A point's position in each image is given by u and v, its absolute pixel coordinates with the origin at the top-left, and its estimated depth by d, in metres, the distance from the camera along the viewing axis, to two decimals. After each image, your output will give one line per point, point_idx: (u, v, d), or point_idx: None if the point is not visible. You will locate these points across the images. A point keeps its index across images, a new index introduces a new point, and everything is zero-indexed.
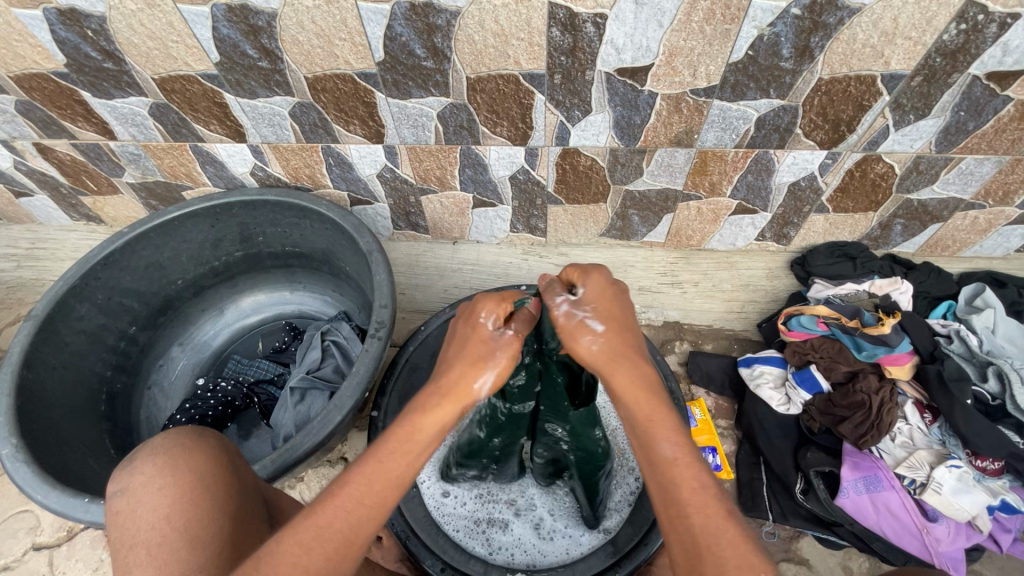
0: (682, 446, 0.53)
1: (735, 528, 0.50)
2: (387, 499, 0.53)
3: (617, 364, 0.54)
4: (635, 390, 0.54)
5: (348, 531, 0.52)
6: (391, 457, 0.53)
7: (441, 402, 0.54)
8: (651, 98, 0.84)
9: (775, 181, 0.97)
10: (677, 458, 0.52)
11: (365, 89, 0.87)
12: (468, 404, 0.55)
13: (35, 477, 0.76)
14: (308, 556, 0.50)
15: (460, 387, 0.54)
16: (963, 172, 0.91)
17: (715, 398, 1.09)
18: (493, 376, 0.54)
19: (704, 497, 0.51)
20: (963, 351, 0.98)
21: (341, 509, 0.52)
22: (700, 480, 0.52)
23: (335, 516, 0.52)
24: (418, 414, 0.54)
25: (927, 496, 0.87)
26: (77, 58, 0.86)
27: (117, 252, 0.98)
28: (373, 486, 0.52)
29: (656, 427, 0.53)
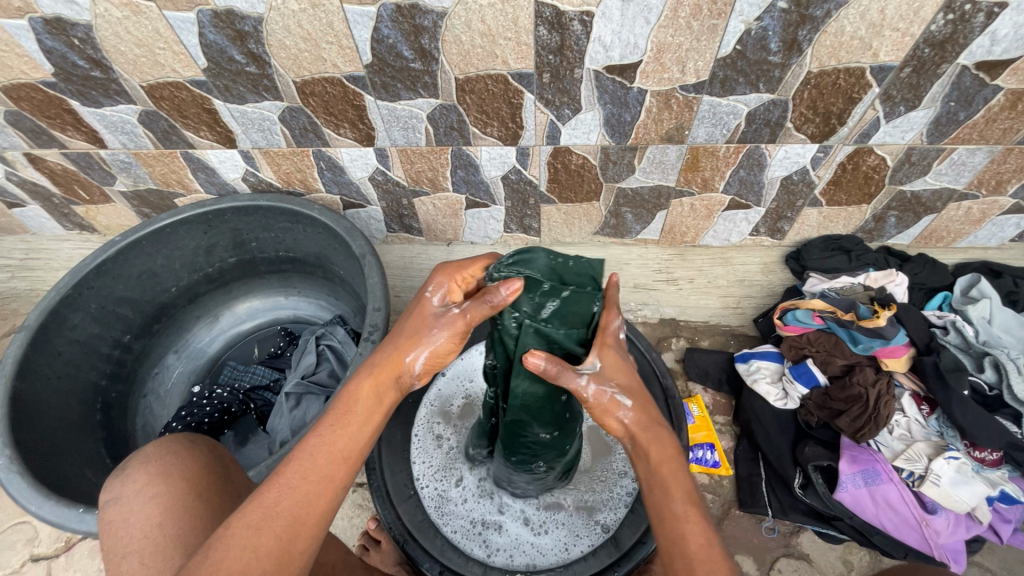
0: (692, 507, 0.56)
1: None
2: (336, 474, 0.56)
3: (647, 432, 0.61)
4: (658, 458, 0.59)
5: (295, 512, 0.53)
6: (336, 432, 0.57)
7: (377, 375, 0.60)
8: (640, 95, 0.84)
9: (768, 176, 0.97)
10: (688, 515, 0.55)
11: (354, 92, 0.87)
12: (404, 376, 0.61)
13: (29, 488, 0.75)
14: (259, 536, 0.51)
15: (395, 361, 0.60)
16: (955, 162, 0.91)
17: (713, 394, 1.12)
18: (426, 354, 0.59)
19: (711, 551, 0.53)
20: (959, 342, 0.98)
21: (285, 487, 0.54)
22: (706, 537, 0.54)
23: (281, 496, 0.53)
24: (358, 386, 0.60)
25: (925, 489, 0.86)
26: (64, 67, 0.85)
27: (110, 261, 0.97)
28: (316, 462, 0.55)
29: (674, 490, 0.57)
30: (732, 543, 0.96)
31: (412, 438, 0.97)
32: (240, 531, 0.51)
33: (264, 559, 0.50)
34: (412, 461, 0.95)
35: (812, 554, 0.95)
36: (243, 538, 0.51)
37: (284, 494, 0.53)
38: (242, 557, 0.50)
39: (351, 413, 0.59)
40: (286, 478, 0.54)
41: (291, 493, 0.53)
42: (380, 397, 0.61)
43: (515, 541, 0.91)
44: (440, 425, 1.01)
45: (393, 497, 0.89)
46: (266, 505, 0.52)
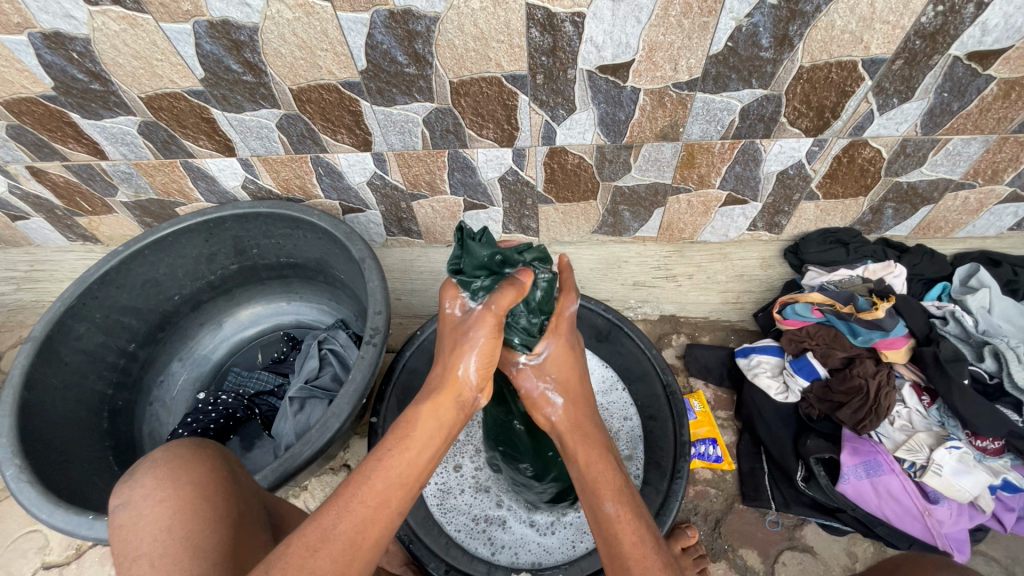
0: (624, 506, 0.59)
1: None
2: (392, 498, 0.55)
3: (585, 431, 0.67)
4: (592, 454, 0.64)
5: (352, 536, 0.52)
6: (401, 460, 0.56)
7: (437, 396, 0.61)
8: (634, 94, 0.84)
9: (764, 171, 0.97)
10: (620, 516, 0.58)
11: (350, 98, 0.87)
12: (462, 391, 0.61)
13: (38, 497, 0.76)
14: (317, 560, 0.50)
15: (449, 379, 0.61)
16: (950, 153, 0.91)
17: (715, 390, 1.12)
18: (476, 359, 0.60)
19: (642, 548, 0.56)
20: (958, 332, 0.98)
21: (342, 511, 0.52)
22: (642, 535, 0.57)
23: (338, 519, 0.52)
24: (418, 408, 0.60)
25: (927, 479, 0.87)
26: (64, 80, 0.86)
27: (113, 270, 0.98)
28: (376, 485, 0.54)
29: (609, 492, 0.60)
30: (736, 537, 0.96)
31: None
32: (299, 557, 0.50)
33: None
34: None
35: (816, 547, 0.95)
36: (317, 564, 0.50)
37: (344, 521, 0.52)
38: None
39: (411, 437, 0.58)
40: (349, 503, 0.53)
41: (353, 519, 0.52)
42: (438, 418, 0.60)
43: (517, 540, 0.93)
44: None
45: None
46: (324, 529, 0.51)
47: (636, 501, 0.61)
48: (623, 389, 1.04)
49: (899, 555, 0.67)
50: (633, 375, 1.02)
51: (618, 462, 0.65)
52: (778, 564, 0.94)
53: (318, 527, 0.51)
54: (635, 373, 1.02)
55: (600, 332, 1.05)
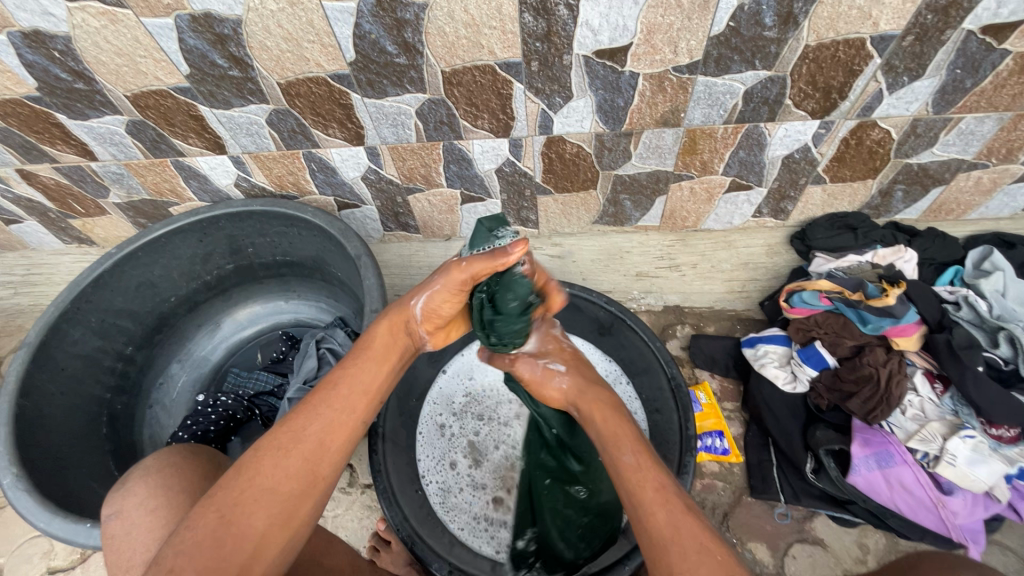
0: (644, 456, 0.63)
1: (695, 521, 0.57)
2: (353, 402, 0.65)
3: (602, 397, 0.73)
4: (607, 411, 0.71)
5: (322, 433, 0.62)
6: (361, 381, 0.68)
7: (391, 321, 0.73)
8: (632, 79, 0.81)
9: (769, 155, 0.94)
10: (640, 464, 0.63)
11: (340, 91, 0.85)
12: (410, 321, 0.73)
13: (37, 505, 0.76)
14: (289, 457, 0.59)
15: (401, 309, 0.73)
16: (963, 132, 0.88)
17: (721, 380, 1.11)
18: (428, 298, 0.71)
19: (664, 494, 0.60)
20: (972, 317, 0.95)
21: (315, 411, 0.64)
22: (664, 481, 0.61)
23: (311, 419, 0.63)
24: (372, 334, 0.73)
25: (940, 470, 0.84)
26: (47, 80, 0.84)
27: (105, 273, 0.97)
28: (341, 390, 0.66)
29: (628, 446, 0.65)
30: (745, 530, 0.95)
31: (416, 436, 0.98)
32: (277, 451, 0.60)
33: (299, 474, 0.59)
34: (417, 457, 0.96)
35: (825, 538, 0.94)
36: (285, 457, 0.59)
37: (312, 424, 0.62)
38: (279, 475, 0.59)
39: (371, 354, 0.71)
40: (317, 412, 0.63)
41: (322, 424, 0.62)
42: (393, 338, 0.72)
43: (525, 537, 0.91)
44: (444, 415, 1.02)
45: (399, 495, 0.87)
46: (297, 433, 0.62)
47: (653, 453, 0.65)
48: (628, 383, 1.00)
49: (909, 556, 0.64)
50: (636, 368, 1.00)
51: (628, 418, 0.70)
52: (787, 556, 0.93)
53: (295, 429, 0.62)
54: (639, 366, 1.00)
55: (602, 325, 1.03)
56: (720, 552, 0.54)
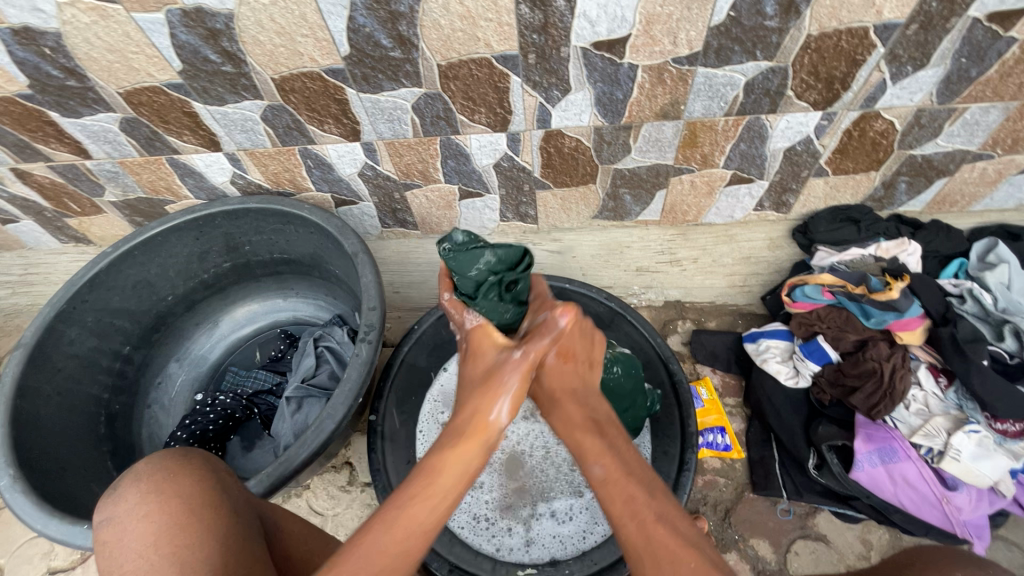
0: (614, 467, 0.56)
1: (669, 530, 0.52)
2: (414, 547, 0.49)
3: (585, 394, 0.64)
4: (582, 420, 0.61)
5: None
6: (443, 477, 0.52)
7: (465, 437, 0.55)
8: (631, 71, 0.80)
9: (770, 148, 0.93)
10: (607, 477, 0.56)
11: (335, 86, 0.84)
12: (492, 438, 0.56)
13: (34, 507, 0.75)
14: None
15: (479, 422, 0.55)
16: (968, 122, 0.86)
17: (722, 375, 1.09)
18: (510, 402, 0.57)
19: (637, 506, 0.54)
20: (976, 310, 0.94)
21: (370, 549, 0.48)
22: (634, 491, 0.54)
23: (365, 559, 0.48)
24: (443, 450, 0.54)
25: (945, 465, 0.83)
26: (39, 78, 0.83)
27: (101, 273, 0.96)
28: (409, 529, 0.49)
29: (597, 455, 0.57)
30: (747, 527, 0.94)
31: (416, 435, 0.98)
32: (360, 552, 0.48)
33: None
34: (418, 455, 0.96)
35: (829, 535, 0.93)
36: (378, 555, 0.48)
37: (405, 513, 0.50)
38: None
39: (438, 478, 0.52)
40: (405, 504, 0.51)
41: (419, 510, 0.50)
42: (467, 458, 0.54)
43: (533, 534, 0.90)
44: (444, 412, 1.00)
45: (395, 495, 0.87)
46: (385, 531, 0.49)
47: (627, 461, 0.57)
48: None
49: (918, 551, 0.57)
50: (636, 364, 0.99)
51: (601, 428, 0.60)
52: (791, 553, 0.92)
53: (381, 521, 0.50)
54: (640, 361, 0.99)
55: (601, 319, 1.02)
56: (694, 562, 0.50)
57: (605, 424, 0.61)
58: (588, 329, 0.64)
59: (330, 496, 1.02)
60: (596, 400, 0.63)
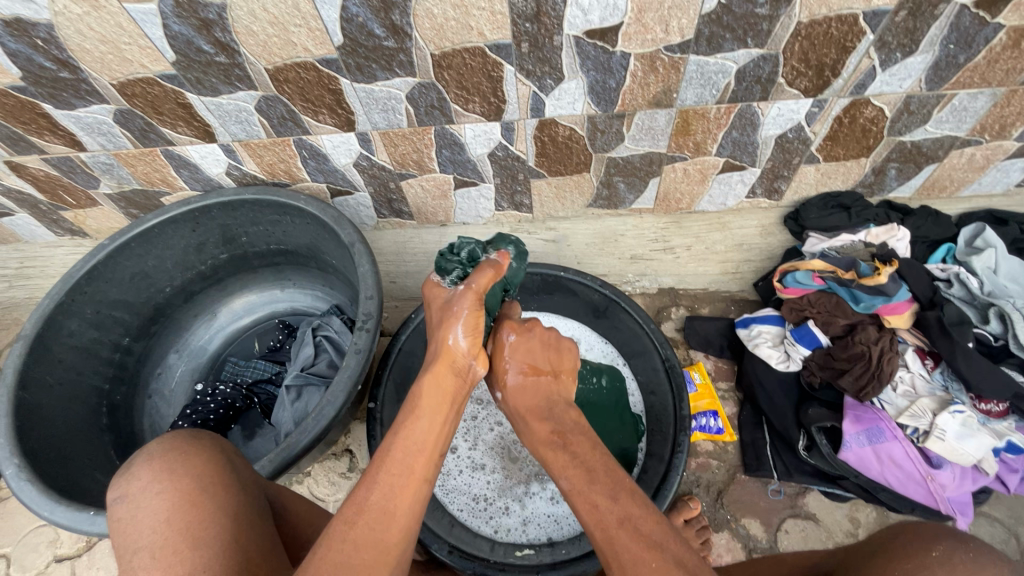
0: (577, 476, 0.61)
1: (630, 532, 0.55)
2: (414, 465, 0.58)
3: (553, 409, 0.70)
4: (548, 433, 0.67)
5: (383, 503, 0.55)
6: (423, 424, 0.62)
7: (436, 368, 0.66)
8: (624, 59, 0.80)
9: (762, 135, 0.93)
10: (571, 487, 0.61)
11: (329, 77, 0.84)
12: (457, 360, 0.67)
13: (39, 494, 0.77)
14: (355, 530, 0.53)
15: (443, 349, 0.67)
16: (956, 108, 0.87)
17: (715, 360, 1.11)
18: (463, 327, 0.67)
19: (600, 512, 0.58)
20: (963, 294, 0.96)
21: (372, 484, 0.56)
22: (596, 499, 0.59)
23: (369, 491, 0.56)
24: (420, 385, 0.65)
25: (930, 444, 0.86)
26: (32, 70, 0.83)
27: (101, 263, 0.97)
28: (405, 456, 0.59)
29: (562, 468, 0.63)
30: (739, 506, 0.97)
31: None
32: (366, 487, 0.56)
33: (365, 547, 0.52)
34: None
35: (818, 513, 0.95)
36: (386, 485, 0.56)
37: (396, 447, 0.59)
38: (377, 520, 0.54)
39: (420, 410, 0.63)
40: (395, 442, 0.60)
41: (408, 446, 0.59)
42: (442, 387, 0.65)
43: (528, 513, 0.93)
44: None
45: None
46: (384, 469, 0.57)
47: (591, 466, 0.62)
48: (625, 364, 1.03)
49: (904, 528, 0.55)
50: (632, 351, 1.01)
51: (567, 441, 0.66)
52: (781, 531, 0.94)
53: (378, 463, 0.58)
54: (634, 348, 1.01)
55: (597, 307, 1.04)
56: (654, 559, 0.53)
57: (570, 436, 0.66)
58: (548, 343, 0.74)
59: (330, 482, 1.04)
60: (563, 413, 0.69)
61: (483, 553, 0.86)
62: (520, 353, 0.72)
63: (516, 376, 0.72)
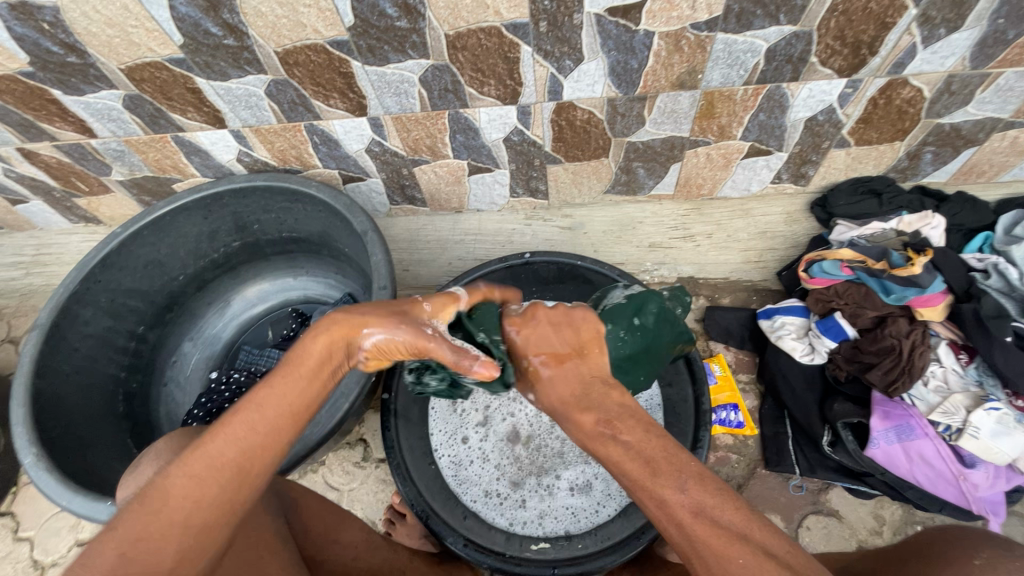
0: (635, 469, 0.55)
1: (707, 526, 0.50)
2: (281, 427, 0.55)
3: (591, 395, 0.62)
4: (594, 425, 0.59)
5: (240, 462, 0.53)
6: (295, 379, 0.58)
7: (331, 329, 0.62)
8: (647, 38, 0.76)
9: (790, 118, 0.89)
10: (634, 483, 0.55)
11: (339, 59, 0.81)
12: (354, 342, 0.63)
13: (58, 484, 0.78)
14: (201, 487, 0.51)
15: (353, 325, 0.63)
16: (1001, 89, 0.82)
17: (735, 352, 1.08)
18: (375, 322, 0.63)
19: (666, 510, 0.52)
20: (1001, 286, 0.91)
21: (231, 438, 0.53)
22: (662, 493, 0.52)
23: (225, 446, 0.53)
24: (305, 342, 0.61)
25: (963, 442, 0.84)
26: (39, 54, 0.81)
27: (113, 253, 0.96)
28: (270, 414, 0.55)
29: (618, 463, 0.56)
30: (760, 501, 0.95)
31: (428, 411, 0.97)
32: (224, 439, 0.53)
33: (205, 510, 0.50)
34: (430, 432, 0.96)
35: (841, 510, 0.94)
36: (245, 439, 0.53)
37: (264, 399, 0.56)
38: (222, 477, 0.52)
39: (295, 368, 0.59)
40: (262, 399, 0.55)
41: (275, 399, 0.56)
42: (330, 355, 0.61)
43: (547, 507, 0.91)
44: None
45: (412, 474, 0.89)
46: (238, 422, 0.54)
47: (648, 456, 0.55)
48: None
49: (928, 546, 0.57)
50: None
51: (614, 429, 0.58)
52: (802, 528, 0.94)
53: (239, 409, 0.55)
54: None
55: None
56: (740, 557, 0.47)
57: (617, 422, 0.59)
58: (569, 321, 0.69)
59: (346, 472, 1.04)
60: (604, 398, 0.61)
61: (498, 546, 0.87)
62: (538, 343, 0.68)
63: (549, 370, 0.66)
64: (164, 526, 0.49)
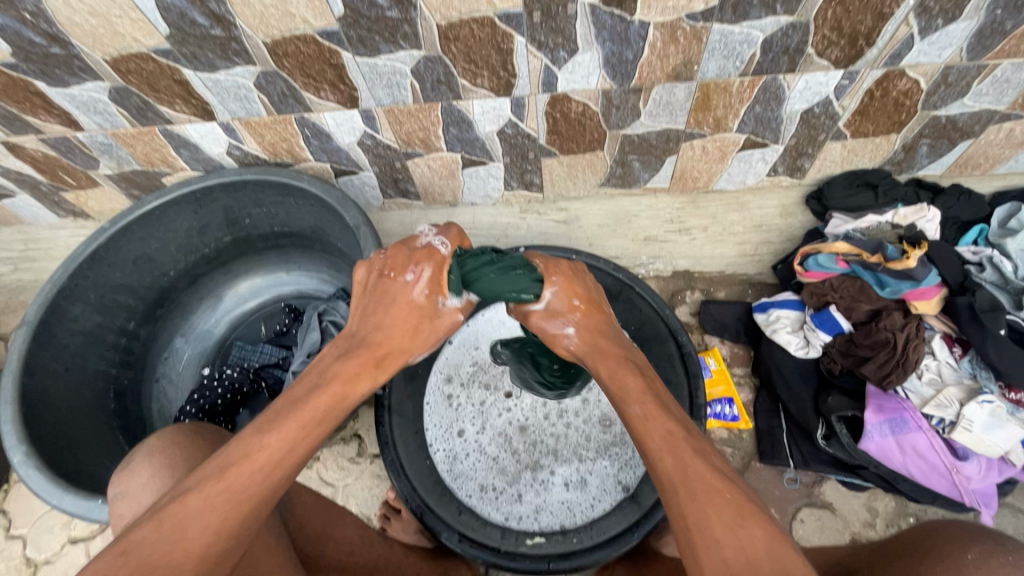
0: (650, 404, 0.62)
1: (702, 460, 0.55)
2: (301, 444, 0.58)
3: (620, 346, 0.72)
4: (624, 362, 0.70)
5: (265, 469, 0.55)
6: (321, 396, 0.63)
7: (363, 358, 0.68)
8: (643, 28, 0.75)
9: (786, 110, 0.88)
10: (646, 415, 0.62)
11: (330, 50, 0.79)
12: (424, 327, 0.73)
13: (48, 482, 0.77)
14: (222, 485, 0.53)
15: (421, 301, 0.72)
16: (998, 80, 0.82)
17: (730, 346, 1.08)
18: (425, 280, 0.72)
19: (671, 441, 0.58)
20: (995, 279, 0.92)
21: (260, 446, 0.56)
22: (669, 427, 0.59)
23: (258, 451, 0.56)
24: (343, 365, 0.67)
25: (956, 435, 0.84)
26: (21, 45, 0.79)
27: (101, 248, 0.94)
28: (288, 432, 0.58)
29: (636, 396, 0.64)
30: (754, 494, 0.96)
31: (423, 406, 0.96)
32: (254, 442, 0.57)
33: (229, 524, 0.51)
34: (425, 427, 0.95)
35: (834, 503, 0.95)
36: (275, 442, 0.57)
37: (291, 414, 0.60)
38: (244, 488, 0.53)
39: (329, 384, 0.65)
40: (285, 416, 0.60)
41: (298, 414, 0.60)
42: (365, 360, 0.68)
43: (542, 501, 0.91)
44: (452, 386, 0.99)
45: (405, 467, 0.90)
46: (253, 457, 0.55)
47: (663, 401, 0.64)
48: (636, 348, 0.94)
49: (922, 542, 0.57)
50: (644, 337, 0.95)
51: (642, 368, 0.69)
52: (796, 520, 0.94)
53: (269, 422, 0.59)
54: (647, 334, 0.95)
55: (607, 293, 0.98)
56: (727, 487, 0.53)
57: (645, 366, 0.70)
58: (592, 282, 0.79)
59: (341, 468, 1.04)
60: (632, 347, 0.74)
61: (494, 542, 0.87)
62: (575, 289, 0.76)
63: (582, 315, 0.75)
64: (179, 558, 0.48)
